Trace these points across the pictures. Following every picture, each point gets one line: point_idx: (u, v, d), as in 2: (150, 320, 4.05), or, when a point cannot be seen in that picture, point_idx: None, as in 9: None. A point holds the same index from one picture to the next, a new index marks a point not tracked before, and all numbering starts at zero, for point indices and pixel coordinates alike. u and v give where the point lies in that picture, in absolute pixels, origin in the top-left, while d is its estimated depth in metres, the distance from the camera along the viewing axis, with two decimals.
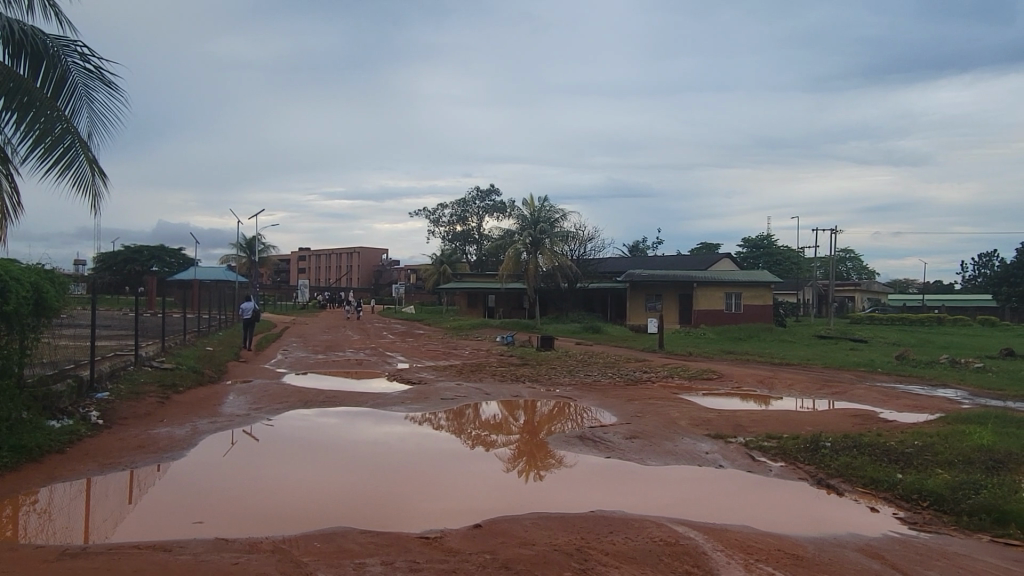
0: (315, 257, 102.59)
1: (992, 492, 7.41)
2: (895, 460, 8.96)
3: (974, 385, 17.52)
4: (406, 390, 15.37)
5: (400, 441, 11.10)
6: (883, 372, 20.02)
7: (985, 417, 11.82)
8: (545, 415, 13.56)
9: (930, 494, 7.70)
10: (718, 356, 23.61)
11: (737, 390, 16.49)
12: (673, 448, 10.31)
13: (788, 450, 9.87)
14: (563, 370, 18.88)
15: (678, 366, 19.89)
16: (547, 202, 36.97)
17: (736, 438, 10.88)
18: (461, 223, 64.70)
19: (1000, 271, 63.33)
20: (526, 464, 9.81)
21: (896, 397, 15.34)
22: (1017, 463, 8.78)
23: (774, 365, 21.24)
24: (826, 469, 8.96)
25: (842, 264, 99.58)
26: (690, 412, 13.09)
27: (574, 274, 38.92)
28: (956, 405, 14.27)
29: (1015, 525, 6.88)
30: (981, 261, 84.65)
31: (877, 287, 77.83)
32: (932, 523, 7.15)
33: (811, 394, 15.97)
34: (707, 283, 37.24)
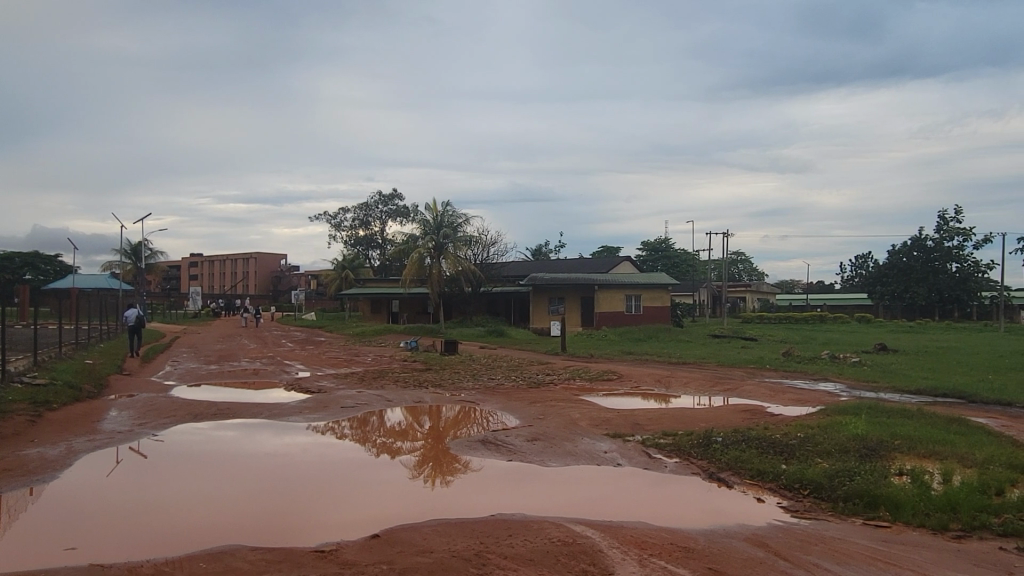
0: (209, 264, 98.32)
1: (864, 478, 7.94)
2: (780, 452, 9.45)
3: (851, 379, 18.79)
4: (305, 400, 14.91)
5: (301, 451, 10.75)
6: (771, 368, 21.16)
7: (860, 408, 12.66)
8: (450, 420, 13.50)
9: (811, 483, 8.15)
10: (619, 357, 24.29)
11: (637, 390, 16.97)
12: (574, 449, 10.46)
13: (683, 446, 10.22)
14: (467, 374, 18.84)
15: (580, 368, 20.24)
16: (449, 206, 36.85)
17: (634, 436, 11.18)
18: (363, 228, 63.54)
19: (874, 272, 68.16)
20: (432, 470, 9.70)
21: (782, 391, 16.21)
22: (888, 450, 9.45)
23: (671, 365, 22.05)
24: (717, 463, 9.33)
25: (734, 267, 104.77)
26: (590, 412, 13.33)
27: (478, 278, 39.10)
28: (835, 398, 15.23)
29: (885, 508, 7.39)
30: (857, 263, 90.87)
31: (766, 287, 82.06)
32: (812, 510, 7.58)
33: (705, 391, 16.66)
34: (608, 286, 38.17)
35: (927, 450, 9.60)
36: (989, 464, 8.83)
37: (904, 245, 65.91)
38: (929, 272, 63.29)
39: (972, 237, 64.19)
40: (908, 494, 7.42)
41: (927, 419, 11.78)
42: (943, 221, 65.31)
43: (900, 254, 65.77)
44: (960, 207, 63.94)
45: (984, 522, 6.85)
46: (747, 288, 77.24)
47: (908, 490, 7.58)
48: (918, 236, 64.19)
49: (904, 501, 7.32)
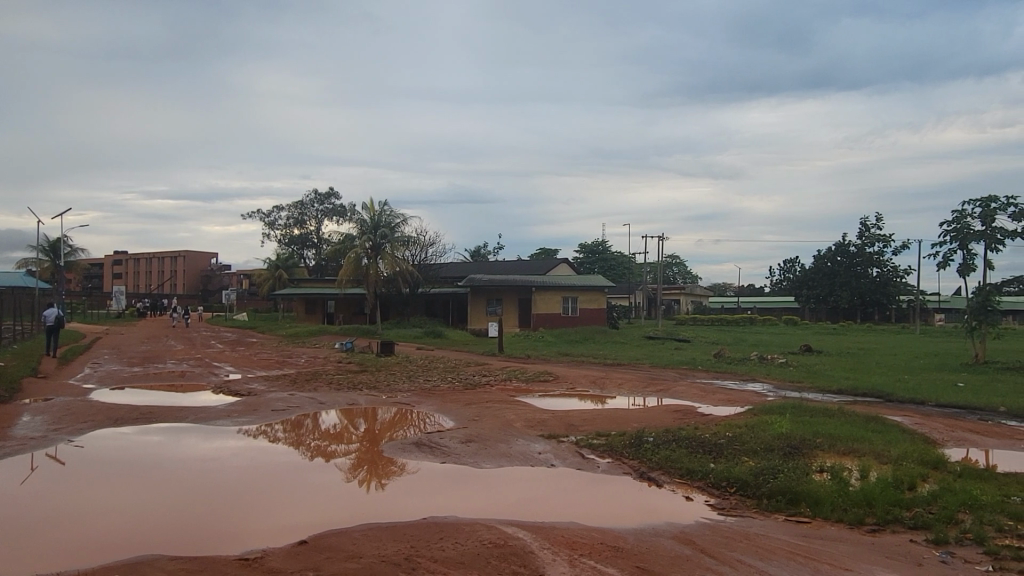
0: (134, 262, 94.62)
1: (787, 476, 8.21)
2: (708, 451, 9.69)
3: (778, 379, 19.41)
4: (233, 403, 14.50)
5: (232, 456, 10.45)
6: (702, 369, 21.66)
7: (786, 407, 13.09)
8: (386, 422, 13.33)
9: (737, 481, 8.38)
10: (555, 358, 24.44)
11: (572, 391, 17.13)
12: (508, 450, 10.50)
13: (615, 446, 10.38)
14: (403, 376, 18.68)
15: (517, 369, 20.31)
16: (387, 206, 36.46)
17: (568, 437, 11.29)
18: (298, 227, 62.25)
19: (801, 276, 70.77)
20: (367, 474, 9.57)
21: (712, 392, 16.63)
22: (810, 448, 9.80)
23: (606, 366, 22.34)
24: (648, 462, 9.50)
25: (669, 270, 107.15)
26: (525, 413, 13.41)
27: (415, 279, 38.83)
28: (763, 398, 15.74)
29: (805, 504, 7.67)
30: (785, 267, 94.19)
31: (699, 290, 84.12)
32: (737, 508, 7.80)
33: (639, 392, 16.94)
34: (545, 288, 38.47)
35: (846, 447, 10.01)
36: (902, 460, 9.27)
37: (829, 250, 68.57)
38: (852, 277, 66.00)
39: (891, 244, 67.28)
40: (828, 491, 7.71)
41: (847, 417, 12.29)
42: (864, 228, 68.27)
43: (824, 259, 68.47)
44: (880, 215, 66.91)
45: (897, 516, 7.17)
46: (681, 291, 79.03)
47: (828, 486, 7.87)
48: (842, 241, 66.92)
49: (824, 497, 7.61)
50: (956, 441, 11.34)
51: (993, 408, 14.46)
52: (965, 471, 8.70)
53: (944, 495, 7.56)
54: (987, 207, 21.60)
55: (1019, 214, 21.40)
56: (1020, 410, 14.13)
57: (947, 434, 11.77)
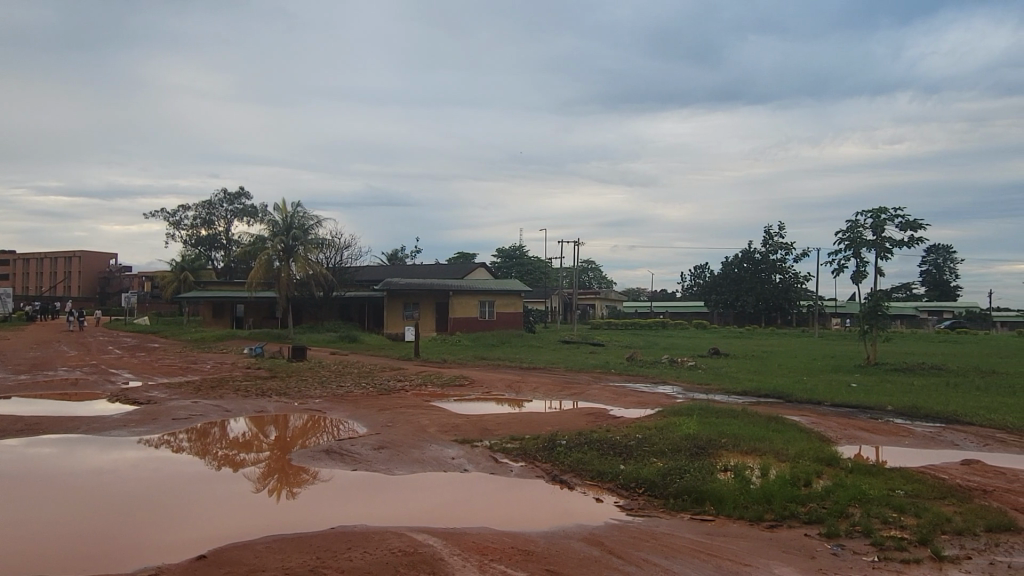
0: (22, 262, 88.50)
1: (693, 476, 8.47)
2: (619, 452, 9.90)
3: (687, 381, 20.01)
4: (130, 412, 13.75)
5: (133, 466, 9.94)
6: (616, 373, 22.10)
7: (693, 409, 13.51)
8: (297, 429, 12.97)
9: (645, 481, 8.58)
10: (472, 362, 24.40)
11: (487, 395, 17.13)
12: (421, 456, 10.40)
13: (528, 450, 10.45)
14: (314, 382, 18.20)
15: (432, 373, 20.15)
16: (300, 207, 35.50)
17: (482, 442, 11.29)
18: (205, 227, 59.83)
19: (710, 281, 73.46)
20: (277, 482, 9.27)
21: (624, 395, 16.98)
22: (715, 448, 10.16)
23: (522, 370, 22.47)
24: (560, 465, 9.62)
25: (585, 275, 109.10)
26: (439, 418, 13.31)
27: (329, 282, 37.99)
28: (672, 400, 16.18)
29: (709, 503, 7.93)
30: (695, 272, 97.47)
31: (614, 295, 85.97)
32: (645, 508, 7.99)
33: (554, 396, 17.11)
34: (462, 291, 38.40)
35: (749, 446, 10.44)
36: (799, 458, 9.74)
37: (736, 257, 71.43)
38: (757, 283, 68.99)
39: (793, 251, 70.70)
40: (731, 489, 8.00)
41: (749, 418, 12.79)
42: (768, 236, 71.47)
43: (732, 265, 71.27)
44: (783, 223, 70.20)
45: (793, 512, 7.51)
46: (596, 295, 80.55)
47: (730, 485, 8.17)
48: (748, 248, 69.84)
49: (727, 496, 7.88)
50: (848, 439, 12.01)
51: (881, 406, 15.40)
52: (856, 467, 9.21)
53: (837, 491, 7.97)
54: (878, 217, 23.00)
55: (905, 225, 22.90)
56: (905, 408, 15.11)
57: (841, 433, 12.45)
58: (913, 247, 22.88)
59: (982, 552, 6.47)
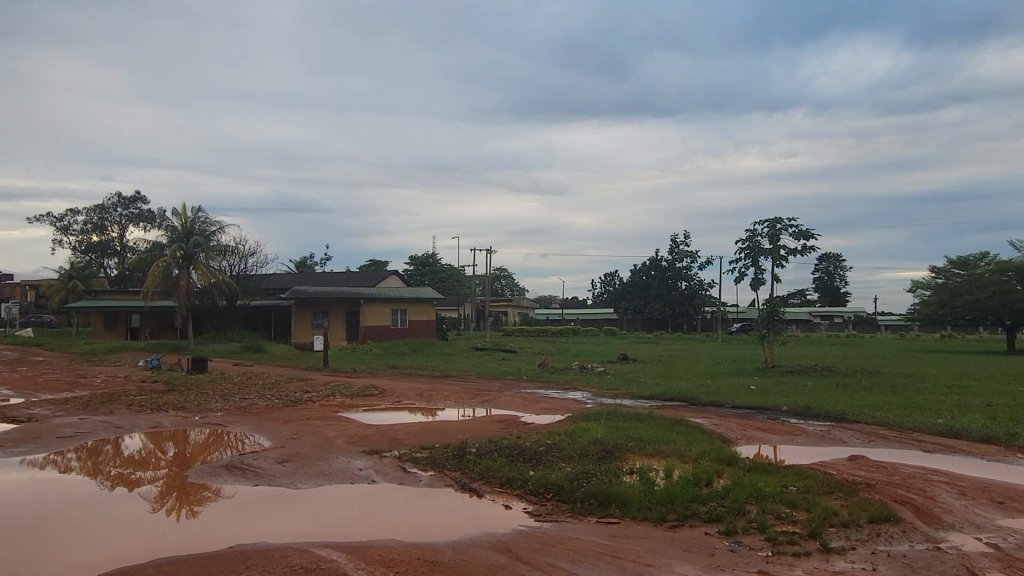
0: None
1: (600, 479, 8.61)
2: (528, 459, 9.95)
3: (597, 387, 20.39)
4: (8, 431, 12.76)
5: (15, 489, 9.25)
6: (527, 379, 22.27)
7: (601, 414, 13.77)
8: (198, 445, 12.39)
9: (553, 487, 8.66)
10: (382, 371, 24.04)
11: (398, 405, 16.88)
12: (327, 468, 10.14)
13: (438, 458, 10.36)
14: (215, 395, 17.42)
15: (341, 383, 19.69)
16: (200, 212, 34.08)
17: (391, 452, 11.12)
18: (97, 233, 56.61)
19: (620, 288, 75.36)
20: (176, 501, 8.80)
21: (535, 401, 17.11)
22: (622, 452, 10.37)
23: (433, 378, 22.29)
24: (469, 473, 9.59)
25: (497, 282, 109.91)
26: (347, 429, 13.01)
27: (233, 291, 36.63)
28: (581, 406, 16.44)
29: (615, 505, 8.08)
30: (605, 280, 99.71)
31: (527, 302, 86.89)
32: (553, 513, 8.07)
33: (465, 404, 17.05)
34: (373, 300, 37.86)
35: (654, 449, 10.72)
36: (701, 458, 10.08)
37: (644, 265, 73.56)
38: (664, 289, 71.25)
39: (697, 259, 73.45)
40: (635, 492, 8.18)
41: (655, 421, 13.15)
42: (674, 245, 74.01)
43: (641, 272, 73.33)
44: (689, 233, 72.92)
45: (694, 512, 7.75)
46: (509, 302, 81.14)
47: (636, 488, 8.34)
48: (655, 257, 72.06)
49: (632, 498, 8.05)
50: (747, 439, 12.53)
51: (777, 407, 16.16)
52: (753, 466, 9.62)
53: (735, 489, 8.28)
54: (774, 227, 24.19)
55: (798, 234, 24.20)
56: (799, 408, 15.93)
57: (740, 433, 12.96)
58: (806, 255, 24.20)
59: (865, 542, 6.87)
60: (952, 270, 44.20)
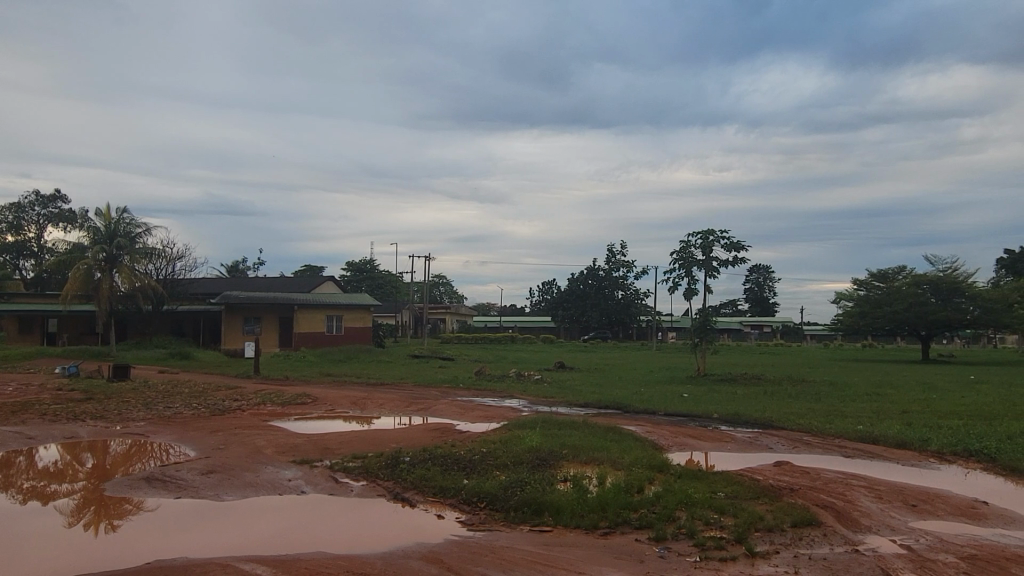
0: None
1: (533, 488, 8.61)
2: (462, 468, 9.88)
3: (533, 395, 20.47)
4: None
5: None
6: (464, 387, 22.16)
7: (537, 421, 13.81)
8: (119, 455, 11.85)
9: (487, 495, 8.62)
10: (316, 379, 23.54)
11: (330, 413, 16.54)
12: (254, 479, 9.84)
13: (370, 468, 10.19)
14: (137, 403, 16.70)
15: (272, 391, 19.15)
16: (125, 213, 32.82)
17: (321, 462, 10.88)
18: (13, 233, 53.81)
19: (557, 297, 75.98)
20: (93, 516, 8.37)
21: (471, 409, 17.03)
22: (557, 459, 10.42)
23: (368, 386, 21.95)
24: (402, 483, 9.46)
25: (435, 289, 109.61)
26: (277, 439, 12.67)
27: (159, 295, 35.35)
28: (517, 414, 16.44)
29: (548, 513, 8.09)
30: (543, 289, 100.44)
31: (465, 309, 86.82)
32: (486, 522, 8.03)
33: (400, 412, 16.84)
34: (307, 306, 37.14)
35: (587, 457, 10.79)
36: (634, 465, 10.22)
37: (581, 273, 74.45)
38: (601, 298, 72.26)
39: (633, 269, 74.79)
40: (568, 500, 8.21)
41: (589, 428, 13.26)
42: (611, 254, 75.20)
43: (578, 281, 74.15)
44: (625, 243, 74.24)
45: (625, 518, 7.83)
46: (446, 309, 80.86)
47: (569, 496, 8.37)
48: (592, 266, 73.03)
49: (564, 506, 8.09)
50: (678, 446, 12.76)
51: (708, 414, 16.56)
52: (684, 473, 9.79)
53: (666, 496, 8.41)
54: (707, 238, 24.83)
55: (730, 246, 24.89)
56: (729, 415, 16.34)
57: (671, 440, 13.21)
58: (737, 267, 24.93)
59: (788, 546, 7.08)
60: (873, 282, 46.17)
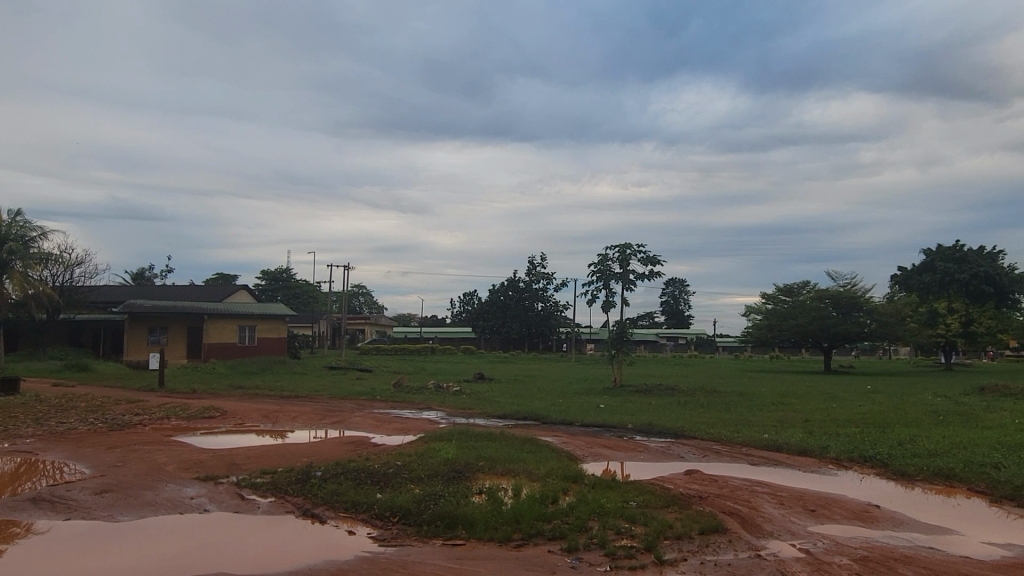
0: None
1: (447, 501, 8.52)
2: (376, 482, 9.68)
3: (451, 406, 20.33)
4: None
5: None
6: (381, 399, 21.79)
7: (454, 434, 13.72)
8: (4, 475, 11.03)
9: (400, 510, 8.47)
10: (225, 391, 22.65)
11: (239, 427, 15.93)
12: (153, 498, 9.35)
13: (279, 484, 9.86)
14: (27, 419, 15.61)
15: (177, 405, 18.25)
16: (18, 216, 30.83)
17: (228, 478, 10.46)
18: None
19: (478, 308, 75.96)
20: None
21: (387, 422, 16.74)
22: (472, 471, 10.37)
23: (282, 399, 21.28)
24: (312, 499, 9.19)
25: (355, 299, 107.87)
26: (180, 455, 12.11)
27: (55, 304, 33.32)
28: (434, 426, 16.27)
29: (461, 526, 8.02)
30: (464, 299, 100.38)
31: (385, 320, 85.76)
32: (398, 537, 7.89)
33: (314, 425, 16.37)
34: (218, 315, 35.80)
35: (504, 469, 10.78)
36: (549, 476, 10.28)
37: (502, 285, 74.75)
38: (521, 309, 72.79)
39: (553, 281, 75.72)
40: (483, 512, 8.17)
41: (505, 440, 13.27)
42: (532, 266, 75.88)
43: (498, 292, 74.35)
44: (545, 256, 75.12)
45: (539, 530, 7.85)
46: (366, 320, 79.60)
47: (483, 508, 8.33)
48: (513, 278, 73.46)
49: (478, 518, 8.04)
50: (594, 456, 12.92)
51: (623, 425, 16.84)
52: (598, 483, 9.91)
53: (579, 506, 8.49)
54: (624, 252, 25.38)
55: (646, 260, 25.50)
56: (643, 425, 16.67)
57: (586, 451, 13.36)
58: (652, 280, 25.58)
59: (695, 553, 7.26)
60: (780, 296, 48.34)
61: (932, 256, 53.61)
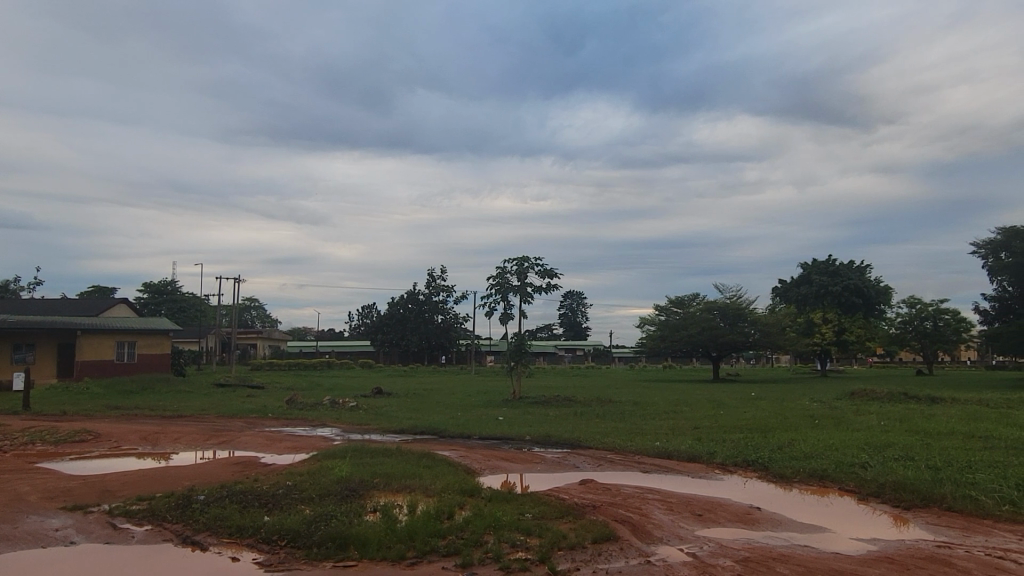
0: None
1: (339, 521, 8.26)
2: (263, 504, 9.28)
3: (346, 422, 19.84)
4: None
5: None
6: (272, 417, 20.98)
7: (348, 450, 13.38)
8: None
9: (288, 532, 8.14)
10: (100, 413, 21.14)
11: (115, 450, 14.90)
12: (11, 532, 8.56)
13: (157, 510, 9.27)
14: None
15: (43, 429, 16.86)
16: None
17: (99, 506, 9.74)
18: None
19: (376, 322, 74.67)
20: None
21: (278, 440, 16.13)
22: (366, 488, 10.14)
23: (164, 419, 20.11)
24: (193, 525, 8.70)
25: (245, 313, 103.87)
26: (45, 483, 11.17)
27: None
28: (328, 443, 15.81)
29: (353, 546, 7.80)
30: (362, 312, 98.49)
31: (278, 334, 82.95)
32: (285, 561, 7.57)
33: (198, 446, 15.55)
34: (93, 331, 33.56)
35: (399, 485, 10.59)
36: (444, 491, 10.16)
37: (401, 298, 73.88)
38: (420, 322, 72.19)
39: (453, 293, 75.63)
40: (375, 531, 7.98)
41: (401, 455, 13.07)
42: (431, 279, 75.57)
43: (397, 305, 73.43)
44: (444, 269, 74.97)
45: (433, 546, 7.73)
46: (258, 334, 76.69)
47: (377, 527, 8.13)
48: (413, 290, 72.75)
49: (371, 538, 7.84)
50: (490, 469, 12.91)
51: (520, 437, 16.94)
52: (494, 495, 9.90)
53: (474, 521, 8.43)
54: (522, 265, 25.67)
55: (544, 272, 25.89)
56: (539, 437, 16.82)
57: (483, 463, 13.36)
58: (549, 292, 25.98)
59: (588, 562, 7.35)
60: (672, 308, 50.29)
61: (808, 270, 57.27)
